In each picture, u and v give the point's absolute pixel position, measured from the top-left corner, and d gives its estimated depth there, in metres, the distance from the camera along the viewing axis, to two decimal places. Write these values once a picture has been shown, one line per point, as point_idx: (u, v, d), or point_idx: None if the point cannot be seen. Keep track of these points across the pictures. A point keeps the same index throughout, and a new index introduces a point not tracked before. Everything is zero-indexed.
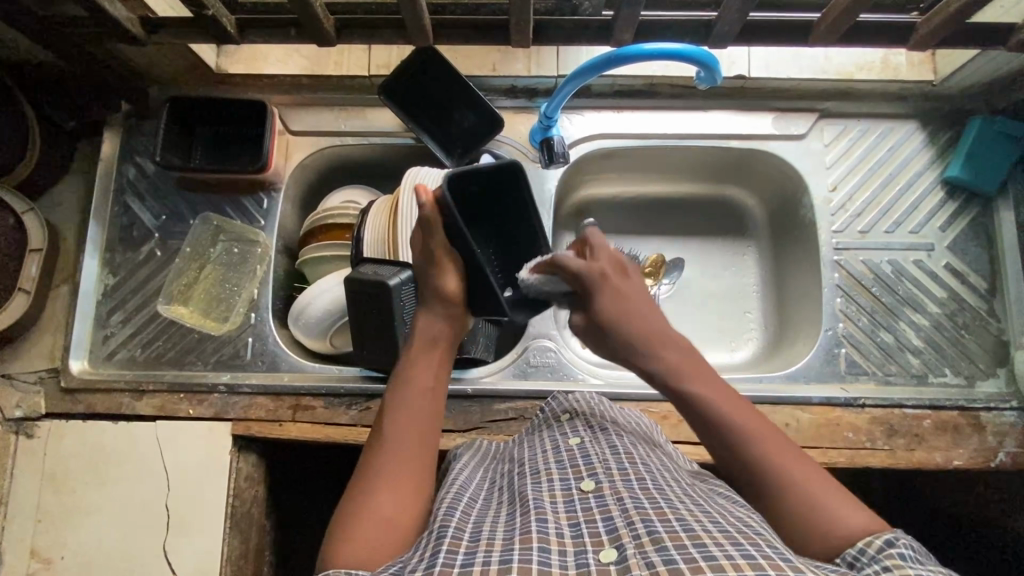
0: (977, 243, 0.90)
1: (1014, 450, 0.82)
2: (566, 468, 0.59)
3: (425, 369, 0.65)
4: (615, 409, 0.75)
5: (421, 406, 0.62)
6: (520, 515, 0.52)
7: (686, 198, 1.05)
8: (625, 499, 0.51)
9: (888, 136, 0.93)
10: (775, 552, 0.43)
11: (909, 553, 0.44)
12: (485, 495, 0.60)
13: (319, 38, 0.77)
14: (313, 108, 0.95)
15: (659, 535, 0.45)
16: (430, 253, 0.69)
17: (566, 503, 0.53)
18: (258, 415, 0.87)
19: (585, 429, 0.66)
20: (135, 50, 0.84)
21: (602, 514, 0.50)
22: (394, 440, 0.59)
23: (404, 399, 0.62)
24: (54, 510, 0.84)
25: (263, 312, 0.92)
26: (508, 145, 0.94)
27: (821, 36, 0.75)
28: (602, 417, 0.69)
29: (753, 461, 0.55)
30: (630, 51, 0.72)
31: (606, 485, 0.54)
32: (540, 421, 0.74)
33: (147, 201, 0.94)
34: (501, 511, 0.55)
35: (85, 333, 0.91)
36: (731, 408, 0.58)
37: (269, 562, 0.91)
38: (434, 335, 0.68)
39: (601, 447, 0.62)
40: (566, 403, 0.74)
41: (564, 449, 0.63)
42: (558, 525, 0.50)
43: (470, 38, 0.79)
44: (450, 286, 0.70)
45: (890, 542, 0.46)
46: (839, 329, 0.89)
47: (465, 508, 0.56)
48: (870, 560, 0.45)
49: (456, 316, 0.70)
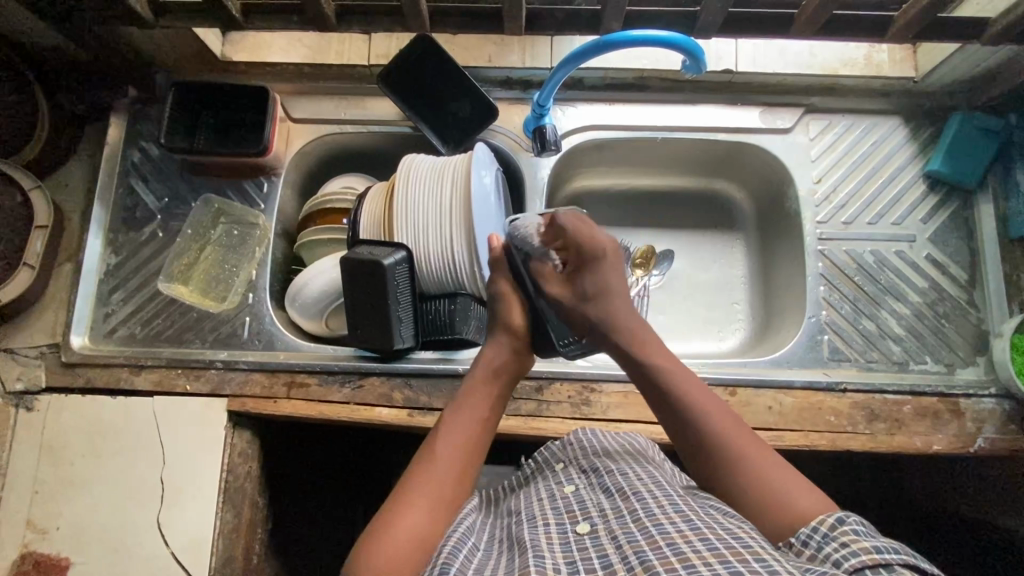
0: (957, 235, 0.93)
1: (993, 435, 0.84)
2: (562, 514, 0.61)
3: (482, 395, 0.71)
4: (608, 436, 0.76)
5: (475, 425, 0.69)
6: (519, 560, 0.55)
7: (676, 192, 1.08)
8: (619, 535, 0.54)
9: (871, 132, 0.96)
10: (761, 566, 0.46)
11: (859, 528, 0.51)
12: (486, 543, 0.62)
13: (321, 23, 0.80)
14: (314, 96, 0.98)
15: (651, 563, 0.49)
16: (497, 292, 0.79)
17: (563, 545, 0.56)
18: (254, 392, 0.89)
19: (581, 475, 0.68)
20: (143, 34, 0.87)
21: (598, 552, 0.54)
22: (444, 449, 0.66)
23: (459, 420, 0.69)
24: (50, 481, 0.85)
25: (261, 292, 0.94)
26: (502, 135, 0.96)
27: (802, 29, 0.78)
28: (594, 457, 0.71)
29: (711, 430, 0.63)
30: (618, 37, 0.75)
31: (601, 526, 0.57)
32: (540, 467, 0.76)
33: (151, 184, 0.97)
34: (501, 560, 0.57)
35: (86, 309, 0.93)
36: (734, 430, 0.63)
37: (261, 539, 0.93)
38: (498, 364, 0.74)
39: (596, 492, 0.64)
40: (560, 452, 0.75)
41: (559, 496, 0.65)
42: (554, 560, 0.53)
43: (467, 26, 0.83)
44: (516, 321, 0.77)
45: (841, 520, 0.52)
46: (822, 317, 0.91)
47: (468, 550, 0.58)
48: (824, 540, 0.51)
49: (522, 351, 0.77)
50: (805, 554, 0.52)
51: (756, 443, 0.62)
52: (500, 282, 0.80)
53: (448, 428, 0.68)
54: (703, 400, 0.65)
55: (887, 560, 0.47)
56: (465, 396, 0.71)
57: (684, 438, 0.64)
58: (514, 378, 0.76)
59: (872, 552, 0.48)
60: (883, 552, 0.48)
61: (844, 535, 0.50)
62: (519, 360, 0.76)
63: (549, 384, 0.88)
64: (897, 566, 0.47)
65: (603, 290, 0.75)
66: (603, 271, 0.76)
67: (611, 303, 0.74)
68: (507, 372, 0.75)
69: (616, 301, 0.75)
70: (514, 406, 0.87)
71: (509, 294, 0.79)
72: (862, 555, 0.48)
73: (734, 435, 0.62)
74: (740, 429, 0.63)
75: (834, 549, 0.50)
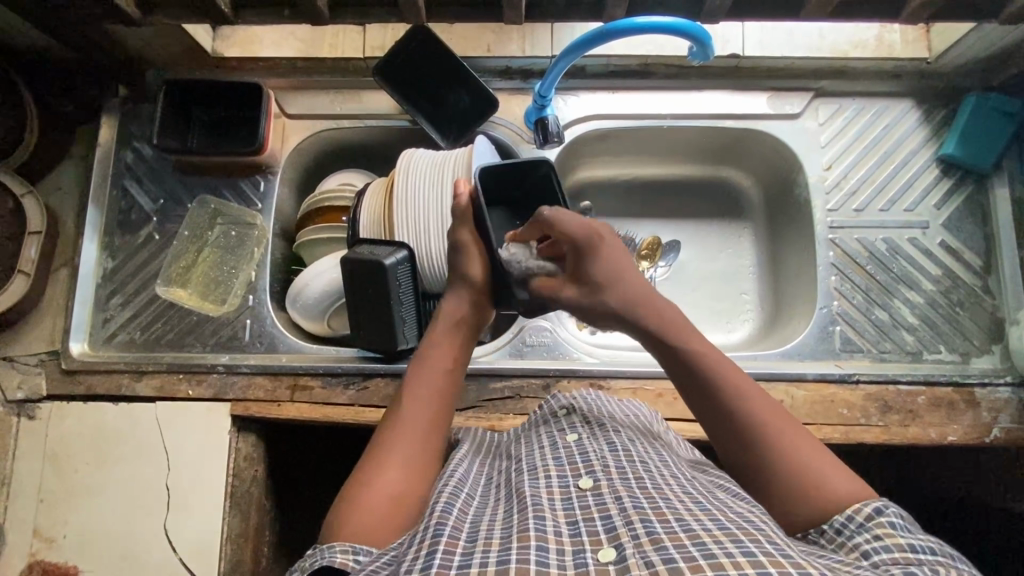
0: (973, 221, 0.90)
1: (1008, 425, 0.82)
2: (563, 465, 0.60)
3: (444, 349, 0.70)
4: (612, 402, 0.76)
5: (442, 377, 0.68)
6: (518, 515, 0.53)
7: (683, 180, 1.05)
8: (624, 498, 0.52)
9: (884, 115, 0.93)
10: (774, 549, 0.44)
11: (898, 521, 0.50)
12: (483, 491, 0.61)
13: (313, 17, 0.77)
14: (309, 91, 0.95)
15: (659, 535, 0.46)
16: (458, 242, 0.76)
17: (564, 502, 0.54)
18: (257, 396, 0.87)
19: (583, 426, 0.68)
20: (130, 31, 0.84)
21: (600, 513, 0.51)
22: (413, 406, 0.65)
23: (425, 374, 0.68)
24: (56, 490, 0.84)
25: (262, 293, 0.92)
26: (502, 127, 0.94)
27: (813, 11, 0.75)
28: (599, 414, 0.70)
29: (756, 427, 0.58)
30: (621, 25, 0.72)
31: (604, 483, 0.55)
32: (538, 417, 0.74)
33: (145, 185, 0.95)
34: (498, 509, 0.55)
35: (84, 316, 0.92)
36: (782, 427, 0.58)
37: (269, 542, 0.92)
38: (460, 315, 0.73)
39: (599, 445, 0.63)
40: (564, 400, 0.74)
41: (561, 446, 0.63)
42: (556, 523, 0.50)
43: (465, 16, 0.80)
44: (474, 270, 0.75)
45: (879, 510, 0.51)
46: (834, 307, 0.89)
47: (462, 505, 0.55)
48: (858, 529, 0.50)
49: (482, 301, 0.75)
50: (837, 542, 0.51)
51: (793, 423, 0.59)
52: (462, 230, 0.77)
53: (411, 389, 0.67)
54: (749, 392, 0.61)
55: (922, 559, 0.46)
56: (424, 353, 0.70)
57: (721, 420, 0.60)
58: (475, 329, 0.75)
59: (906, 550, 0.47)
60: (917, 552, 0.47)
61: (878, 527, 0.49)
62: (483, 310, 0.75)
63: (557, 381, 0.87)
64: (931, 565, 0.46)
65: (614, 275, 0.70)
66: (604, 260, 0.71)
67: (624, 287, 0.70)
68: (468, 323, 0.74)
69: (629, 285, 0.70)
70: (521, 405, 0.86)
71: (467, 244, 0.75)
72: (894, 550, 0.47)
73: (770, 415, 0.59)
74: (789, 425, 0.59)
75: (865, 539, 0.49)
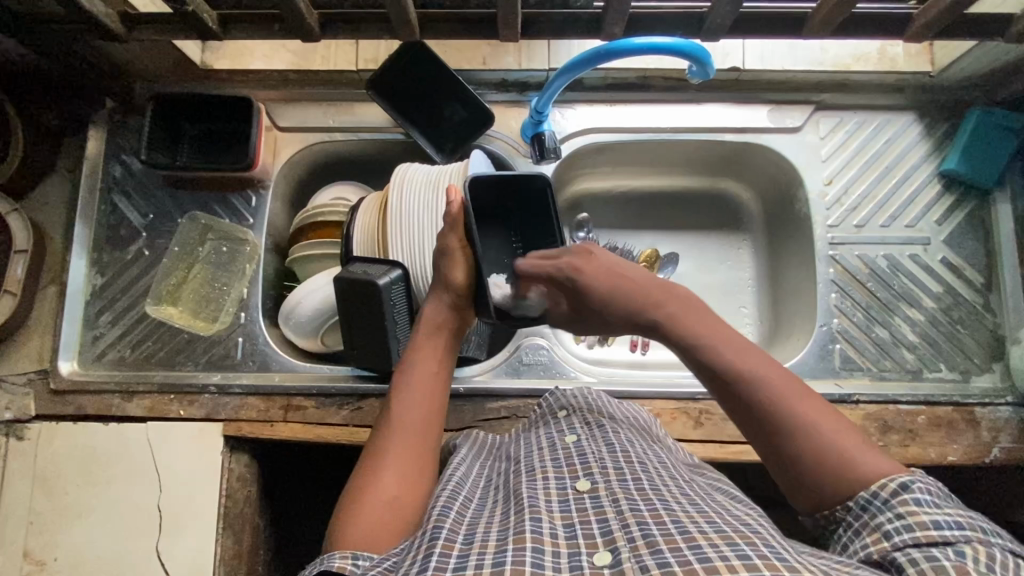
0: (974, 237, 0.89)
1: (1008, 445, 0.81)
2: (562, 467, 0.58)
3: (427, 353, 0.69)
4: (612, 402, 0.74)
5: (428, 381, 0.66)
6: (515, 515, 0.51)
7: (681, 191, 1.03)
8: (621, 500, 0.51)
9: (885, 129, 0.92)
10: (770, 552, 0.43)
11: (924, 497, 0.47)
12: (481, 493, 0.60)
13: (303, 32, 0.75)
14: (301, 103, 0.93)
15: (654, 539, 0.45)
16: (444, 246, 0.73)
17: (562, 503, 0.53)
18: (250, 416, 0.86)
19: (583, 427, 0.66)
20: (116, 46, 0.82)
21: (597, 515, 0.50)
22: (401, 414, 0.63)
23: (411, 380, 0.66)
24: (44, 514, 0.83)
25: (254, 311, 0.91)
26: (499, 140, 0.92)
27: (816, 29, 0.73)
28: (598, 414, 0.69)
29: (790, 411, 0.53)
30: (621, 45, 0.71)
31: (602, 485, 0.54)
32: (539, 420, 0.74)
33: (133, 200, 0.93)
34: (495, 510, 0.55)
35: (74, 334, 0.90)
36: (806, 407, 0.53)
37: (263, 562, 0.91)
38: (440, 319, 0.72)
39: (598, 445, 0.61)
40: (563, 399, 0.73)
41: (561, 447, 0.62)
42: (553, 525, 0.49)
43: (460, 32, 0.78)
44: (458, 277, 0.72)
45: (906, 486, 0.48)
46: (834, 325, 0.88)
47: (460, 508, 0.54)
48: (884, 506, 0.48)
49: (464, 307, 0.73)
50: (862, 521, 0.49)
51: (819, 402, 0.54)
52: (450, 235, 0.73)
53: (400, 394, 0.65)
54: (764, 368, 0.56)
55: (945, 537, 0.44)
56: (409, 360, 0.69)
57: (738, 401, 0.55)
58: (460, 333, 0.73)
59: (928, 529, 0.45)
60: (941, 528, 0.44)
61: (903, 506, 0.47)
62: (463, 312, 0.73)
63: None
64: (959, 542, 0.43)
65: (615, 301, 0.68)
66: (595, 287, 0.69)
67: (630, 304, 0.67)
68: (451, 324, 0.72)
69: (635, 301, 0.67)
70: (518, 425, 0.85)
71: (453, 249, 0.72)
72: (917, 532, 0.45)
73: (793, 393, 0.54)
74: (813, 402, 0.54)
75: (887, 520, 0.47)
